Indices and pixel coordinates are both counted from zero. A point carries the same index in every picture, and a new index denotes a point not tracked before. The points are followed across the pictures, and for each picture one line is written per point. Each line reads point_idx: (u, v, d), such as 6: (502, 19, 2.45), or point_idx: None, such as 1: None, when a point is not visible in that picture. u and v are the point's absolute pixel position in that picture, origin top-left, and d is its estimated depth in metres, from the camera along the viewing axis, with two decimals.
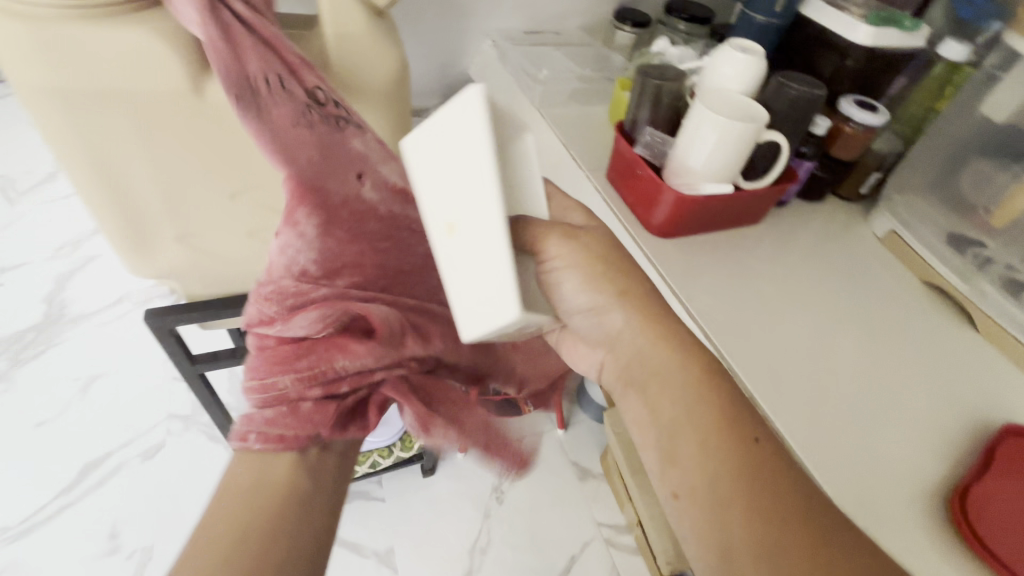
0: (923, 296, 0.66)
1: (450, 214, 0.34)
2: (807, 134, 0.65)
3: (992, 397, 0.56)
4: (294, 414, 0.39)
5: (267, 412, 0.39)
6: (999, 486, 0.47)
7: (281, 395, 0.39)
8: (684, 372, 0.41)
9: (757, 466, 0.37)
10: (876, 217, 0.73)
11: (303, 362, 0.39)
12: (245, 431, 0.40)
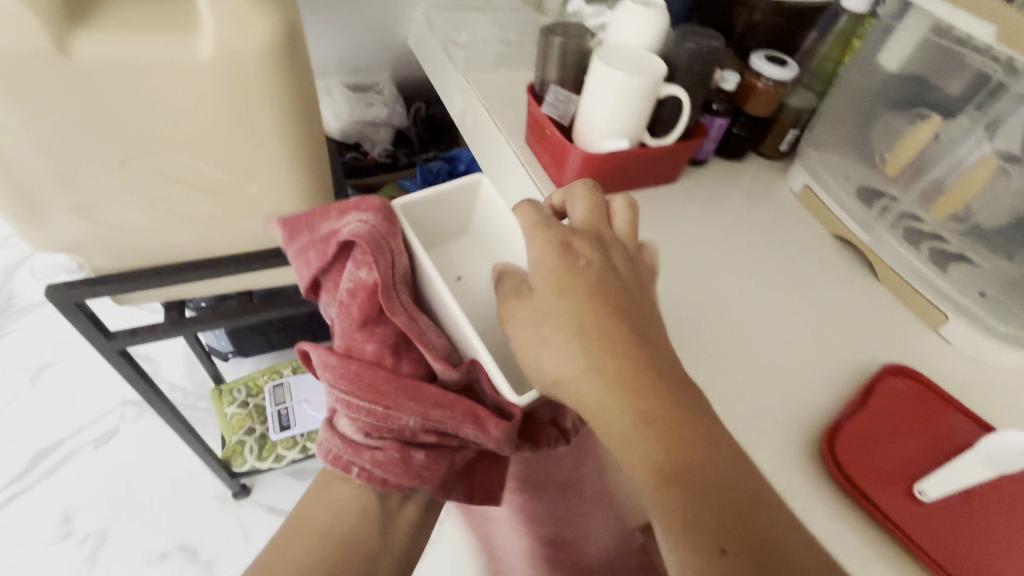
0: (832, 246, 0.67)
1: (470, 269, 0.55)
2: (717, 90, 0.66)
3: (886, 338, 0.58)
4: (406, 465, 0.45)
5: (377, 456, 0.45)
6: (872, 421, 0.47)
7: (363, 437, 0.45)
8: (629, 408, 0.37)
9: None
10: (793, 173, 0.74)
11: (433, 417, 0.44)
12: (349, 463, 0.46)
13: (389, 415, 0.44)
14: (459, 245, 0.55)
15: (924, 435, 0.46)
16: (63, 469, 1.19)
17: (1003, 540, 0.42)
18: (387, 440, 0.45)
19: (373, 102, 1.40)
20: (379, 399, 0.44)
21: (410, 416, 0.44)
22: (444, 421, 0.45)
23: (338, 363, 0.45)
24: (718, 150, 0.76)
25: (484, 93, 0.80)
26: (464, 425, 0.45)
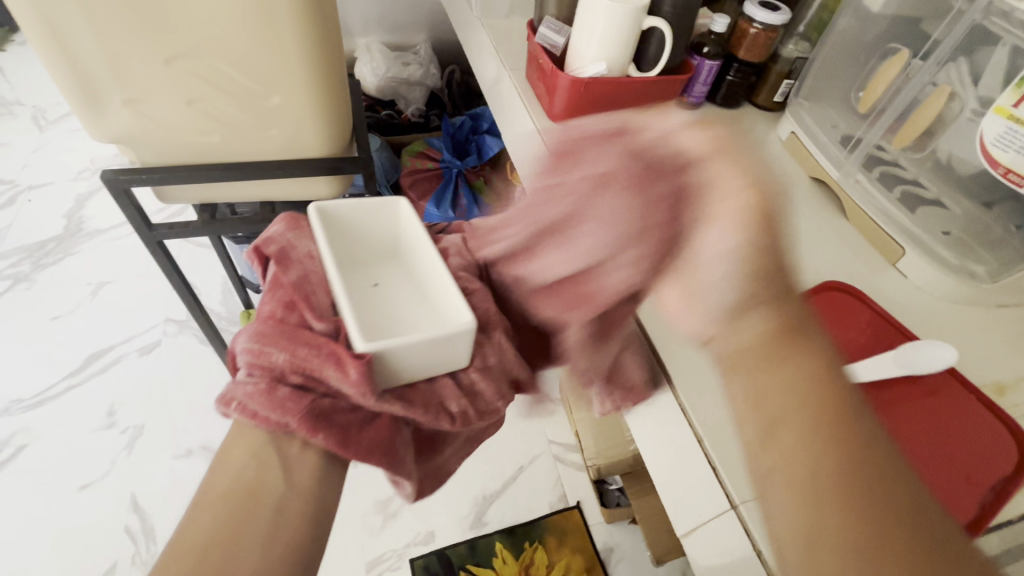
0: (808, 189, 0.69)
1: (379, 279, 0.55)
2: (708, 32, 0.70)
3: (842, 268, 0.60)
4: (271, 395, 0.40)
5: (249, 387, 0.41)
6: (803, 320, 0.52)
7: (247, 375, 0.42)
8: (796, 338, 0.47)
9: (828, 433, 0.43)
10: (782, 123, 0.75)
11: (299, 354, 0.41)
12: (228, 398, 0.41)
13: (262, 351, 0.41)
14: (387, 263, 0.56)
15: (852, 334, 0.51)
16: (111, 370, 1.34)
17: (917, 435, 0.44)
18: (262, 374, 0.41)
19: (409, 62, 1.47)
20: (257, 346, 0.42)
21: (281, 352, 0.41)
22: (307, 360, 0.41)
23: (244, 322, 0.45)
24: (712, 97, 0.79)
25: (495, 37, 0.86)
26: (327, 366, 0.42)
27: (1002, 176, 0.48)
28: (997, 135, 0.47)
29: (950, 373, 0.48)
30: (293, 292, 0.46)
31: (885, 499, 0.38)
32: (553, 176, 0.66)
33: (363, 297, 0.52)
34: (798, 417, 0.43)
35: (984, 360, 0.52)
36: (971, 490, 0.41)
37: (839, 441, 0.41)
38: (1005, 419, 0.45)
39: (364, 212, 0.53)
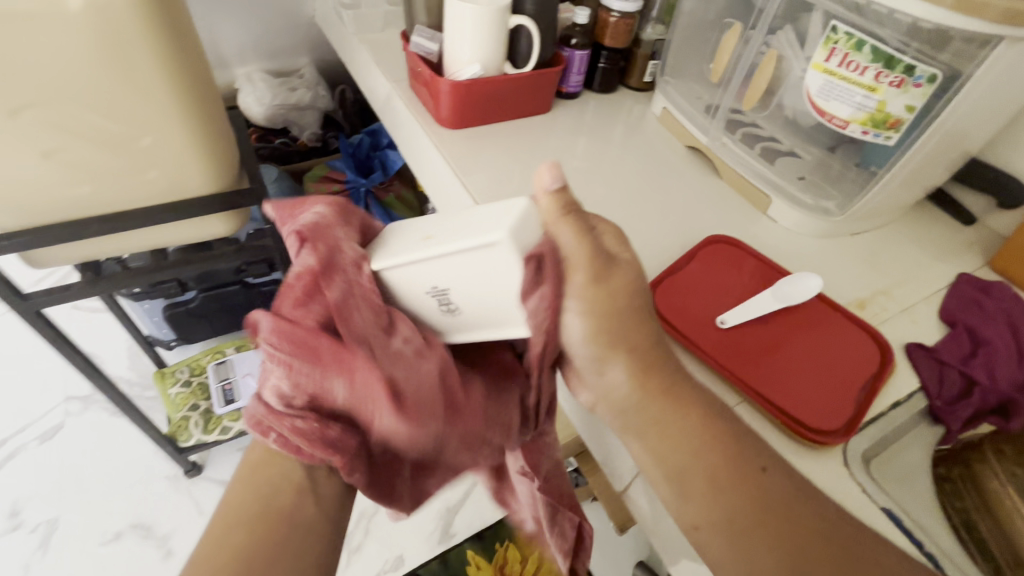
0: (685, 157, 0.76)
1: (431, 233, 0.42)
2: (572, 24, 0.75)
3: (722, 222, 0.66)
4: (321, 435, 0.42)
5: (297, 422, 0.41)
6: (693, 273, 0.57)
7: (279, 406, 0.42)
8: (691, 415, 0.43)
9: (734, 461, 0.41)
10: (654, 99, 0.82)
11: (358, 393, 0.42)
12: (268, 428, 0.42)
13: (324, 381, 0.42)
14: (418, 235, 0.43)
15: (736, 280, 0.57)
16: (8, 466, 1.19)
17: (796, 354, 0.49)
18: (308, 407, 0.42)
19: (296, 87, 1.42)
20: (310, 378, 0.42)
21: (342, 385, 0.42)
22: (370, 402, 0.43)
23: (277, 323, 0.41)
24: (589, 84, 0.84)
25: (374, 51, 0.86)
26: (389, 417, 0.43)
27: (828, 121, 0.55)
28: (818, 87, 0.54)
29: (817, 297, 0.54)
30: (333, 307, 0.42)
31: (732, 506, 0.40)
32: (450, 178, 0.68)
33: (412, 298, 0.44)
34: (685, 412, 0.43)
35: (848, 284, 0.59)
36: (846, 392, 0.47)
37: (705, 469, 0.42)
38: (866, 327, 0.52)
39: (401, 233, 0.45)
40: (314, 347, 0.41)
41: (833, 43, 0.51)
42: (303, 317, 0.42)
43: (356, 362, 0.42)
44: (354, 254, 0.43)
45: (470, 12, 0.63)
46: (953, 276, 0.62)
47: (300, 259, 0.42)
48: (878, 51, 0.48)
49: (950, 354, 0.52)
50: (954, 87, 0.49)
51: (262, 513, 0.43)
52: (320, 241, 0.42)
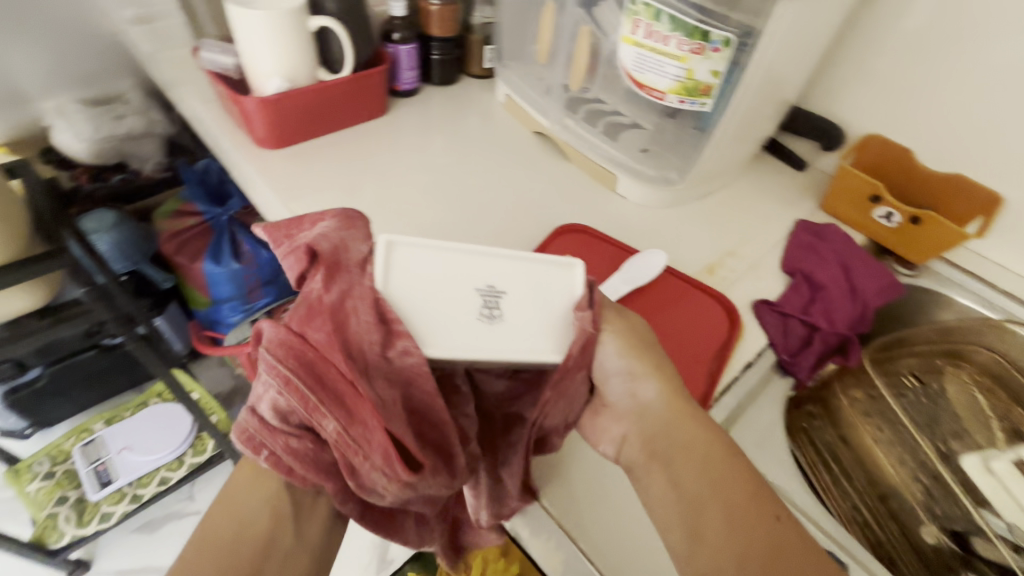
0: (535, 143, 0.73)
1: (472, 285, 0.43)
2: (390, 18, 0.69)
3: (575, 207, 0.65)
4: (313, 459, 0.41)
5: (292, 440, 0.41)
6: None
7: (282, 424, 0.41)
8: (720, 451, 0.42)
9: (759, 503, 0.39)
10: (498, 85, 0.79)
11: (355, 440, 0.39)
12: (261, 445, 0.41)
13: (317, 415, 0.40)
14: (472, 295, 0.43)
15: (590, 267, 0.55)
16: None
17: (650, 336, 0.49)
18: (301, 427, 0.41)
19: (122, 113, 1.14)
20: (319, 403, 0.40)
21: (331, 423, 0.39)
22: (361, 443, 0.39)
23: (281, 334, 0.40)
24: (427, 78, 0.79)
25: (177, 69, 0.75)
26: (374, 454, 0.39)
27: (648, 95, 0.54)
28: (633, 61, 0.53)
29: (674, 273, 0.53)
30: (328, 347, 0.39)
31: (745, 543, 0.37)
32: (278, 206, 0.61)
33: (457, 296, 0.43)
34: (710, 442, 0.42)
35: (695, 251, 0.60)
36: (700, 366, 0.47)
37: (721, 501, 0.39)
38: (717, 298, 0.52)
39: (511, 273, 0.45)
40: (313, 393, 0.40)
41: (635, 15, 0.50)
42: (314, 342, 0.40)
43: (362, 406, 0.40)
44: (360, 257, 0.42)
45: (259, 20, 0.55)
46: (791, 224, 0.65)
47: (314, 282, 0.41)
48: (673, 19, 0.48)
49: (791, 305, 0.54)
50: (750, 45, 0.48)
51: (246, 526, 0.42)
52: (339, 270, 0.42)
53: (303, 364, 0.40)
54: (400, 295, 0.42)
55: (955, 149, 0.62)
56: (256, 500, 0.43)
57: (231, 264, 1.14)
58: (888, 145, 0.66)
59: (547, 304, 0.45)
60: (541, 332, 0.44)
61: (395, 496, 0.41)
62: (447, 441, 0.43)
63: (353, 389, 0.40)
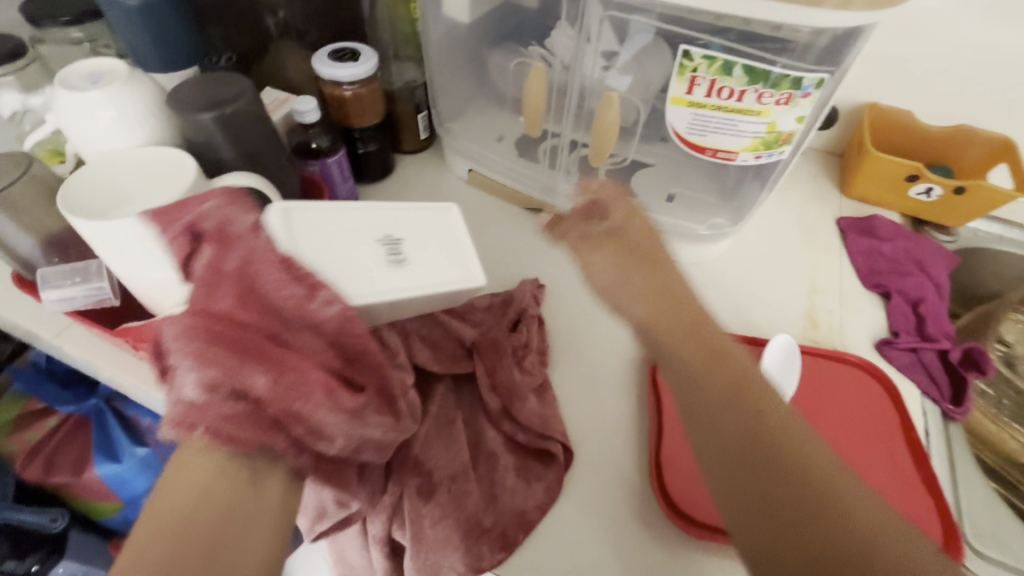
0: (529, 219, 0.59)
1: (371, 233, 0.36)
2: (301, 127, 0.49)
3: None
4: (239, 424, 0.27)
5: (226, 409, 0.27)
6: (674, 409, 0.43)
7: (211, 396, 0.27)
8: (703, 328, 0.33)
9: (745, 376, 0.31)
10: (451, 158, 0.62)
11: (293, 380, 0.29)
12: (192, 423, 0.27)
13: (242, 369, 0.27)
14: (376, 243, 0.35)
15: None
16: None
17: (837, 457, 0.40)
18: (234, 396, 0.27)
19: None
20: (232, 354, 0.28)
21: (263, 377, 0.28)
22: (298, 387, 0.29)
23: (187, 318, 0.28)
24: (359, 176, 0.59)
25: None
26: (316, 397, 0.29)
27: (711, 156, 0.43)
28: (687, 123, 0.41)
29: (818, 356, 0.46)
30: (259, 314, 0.30)
31: (729, 426, 0.29)
32: None
33: (354, 245, 0.34)
34: (693, 320, 0.33)
35: (778, 300, 0.52)
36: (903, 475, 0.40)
37: (713, 386, 0.31)
38: (875, 373, 0.45)
39: (404, 216, 0.38)
40: (232, 361, 0.27)
41: (691, 71, 0.38)
42: (229, 307, 0.29)
43: (285, 368, 0.29)
44: (249, 220, 0.31)
45: (141, 230, 0.33)
46: (834, 225, 0.59)
47: (199, 256, 0.31)
48: (753, 70, 0.36)
49: (907, 332, 0.49)
50: (833, 84, 0.39)
51: (194, 507, 0.26)
52: (223, 232, 0.31)
53: (211, 329, 0.28)
54: (310, 248, 0.32)
55: (955, 100, 0.60)
56: (201, 479, 0.27)
57: (138, 450, 0.66)
58: (893, 113, 0.62)
59: (451, 240, 0.40)
60: (463, 263, 0.38)
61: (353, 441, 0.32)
62: (391, 385, 0.34)
63: (279, 336, 0.30)
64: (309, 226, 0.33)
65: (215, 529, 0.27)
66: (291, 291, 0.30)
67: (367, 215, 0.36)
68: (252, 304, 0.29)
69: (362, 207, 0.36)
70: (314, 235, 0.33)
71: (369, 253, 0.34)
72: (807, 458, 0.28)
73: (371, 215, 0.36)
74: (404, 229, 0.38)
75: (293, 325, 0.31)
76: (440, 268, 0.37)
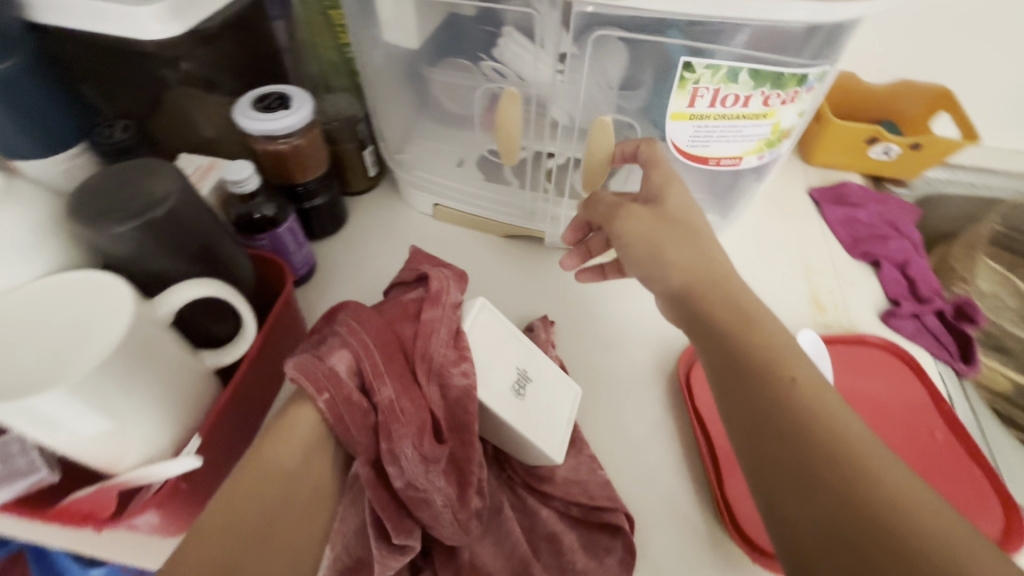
0: (509, 247, 0.54)
1: (511, 360, 0.38)
2: (240, 197, 0.41)
3: (633, 310, 0.49)
4: (344, 416, 0.31)
5: (353, 394, 0.32)
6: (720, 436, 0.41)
7: (350, 379, 0.32)
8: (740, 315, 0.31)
9: (788, 361, 0.29)
10: (411, 194, 0.56)
11: (408, 409, 0.32)
12: (320, 386, 0.30)
13: (379, 377, 0.32)
14: (512, 372, 0.37)
15: None
16: None
17: None
18: (361, 392, 0.32)
19: None
20: (384, 361, 0.33)
21: (388, 388, 0.32)
22: (402, 416, 0.32)
23: (368, 315, 0.34)
24: (310, 234, 0.52)
25: None
26: (406, 430, 0.32)
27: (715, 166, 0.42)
28: (689, 136, 0.39)
29: (842, 343, 0.46)
30: (421, 345, 0.34)
31: (763, 418, 0.28)
32: None
33: (495, 365, 0.37)
34: (730, 308, 0.32)
35: (780, 288, 0.51)
36: (947, 455, 0.41)
37: (754, 367, 0.29)
38: (894, 352, 0.46)
39: (543, 367, 0.39)
40: (376, 359, 0.32)
41: (694, 83, 0.36)
42: (412, 329, 0.35)
43: (403, 399, 0.32)
44: (457, 297, 0.38)
45: (66, 400, 0.26)
46: (808, 196, 0.59)
47: (415, 292, 0.38)
48: (760, 74, 0.35)
49: (903, 298, 0.50)
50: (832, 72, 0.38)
51: (285, 469, 0.30)
52: (437, 300, 0.36)
53: (390, 339, 0.34)
54: (474, 336, 0.37)
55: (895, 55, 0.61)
56: (303, 448, 0.31)
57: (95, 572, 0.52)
58: (845, 74, 0.62)
59: (567, 411, 0.39)
60: (557, 429, 0.38)
61: (426, 487, 0.32)
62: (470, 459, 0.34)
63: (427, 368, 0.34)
64: (494, 331, 0.38)
65: (291, 492, 0.30)
66: (438, 346, 0.34)
67: (518, 347, 0.39)
68: (430, 348, 0.34)
69: (527, 342, 0.40)
70: (481, 344, 0.37)
71: (502, 366, 0.37)
72: (864, 456, 0.26)
73: (525, 356, 0.39)
74: (535, 374, 0.39)
75: (435, 370, 0.34)
76: (535, 416, 0.37)
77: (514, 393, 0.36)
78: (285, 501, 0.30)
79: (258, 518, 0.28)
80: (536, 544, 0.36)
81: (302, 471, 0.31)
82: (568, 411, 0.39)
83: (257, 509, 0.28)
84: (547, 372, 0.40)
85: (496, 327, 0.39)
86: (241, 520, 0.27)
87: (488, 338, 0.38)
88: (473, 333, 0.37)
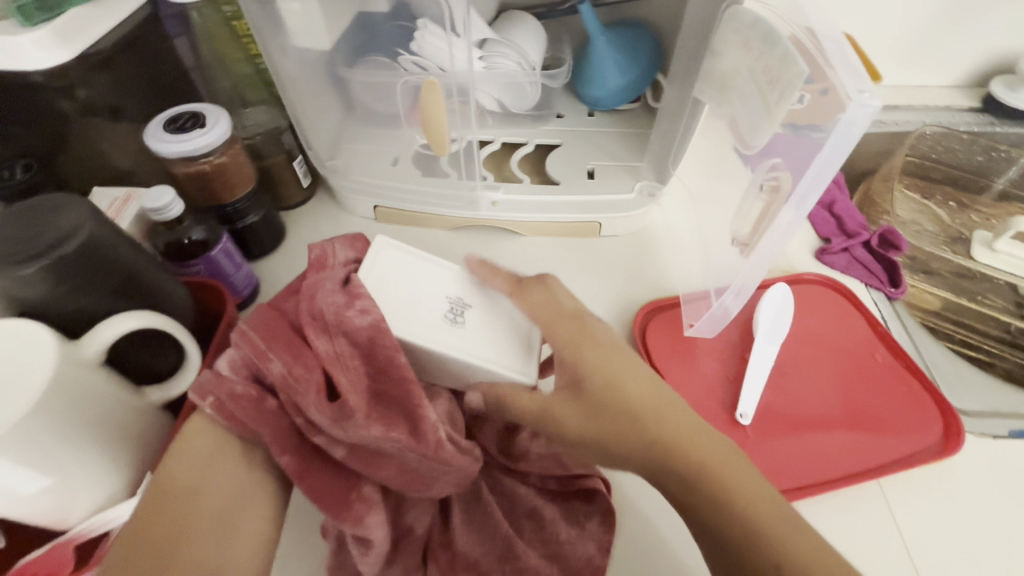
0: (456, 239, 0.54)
1: (438, 291, 0.37)
2: (165, 223, 0.39)
3: (588, 284, 0.50)
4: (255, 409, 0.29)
5: (239, 387, 0.30)
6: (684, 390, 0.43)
7: (235, 374, 0.30)
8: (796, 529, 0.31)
9: None
10: (349, 200, 0.54)
11: (301, 374, 0.30)
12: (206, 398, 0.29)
13: (266, 354, 0.30)
14: (442, 301, 0.36)
15: (712, 348, 0.45)
16: None
17: (835, 382, 0.43)
18: (261, 383, 0.30)
19: None
20: (265, 340, 0.30)
21: (277, 365, 0.30)
22: (301, 381, 0.30)
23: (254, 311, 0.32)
24: (248, 253, 0.50)
25: None
26: (307, 395, 0.29)
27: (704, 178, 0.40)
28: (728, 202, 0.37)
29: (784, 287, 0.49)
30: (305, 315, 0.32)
31: None
32: None
33: (419, 299, 0.36)
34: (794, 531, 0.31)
35: None
36: (890, 373, 0.44)
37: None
38: (832, 287, 0.49)
39: (483, 298, 0.38)
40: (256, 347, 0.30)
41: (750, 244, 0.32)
42: (297, 309, 0.33)
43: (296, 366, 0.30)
44: None
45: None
46: None
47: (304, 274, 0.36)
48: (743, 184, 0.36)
49: (835, 234, 0.53)
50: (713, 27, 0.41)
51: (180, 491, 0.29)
52: (319, 271, 0.34)
53: (281, 319, 0.32)
54: (382, 279, 0.36)
55: None
56: (192, 463, 0.29)
57: None
58: None
59: (520, 336, 0.37)
60: (512, 357, 0.36)
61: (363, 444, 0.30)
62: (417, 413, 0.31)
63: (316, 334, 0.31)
64: (405, 267, 0.37)
65: (194, 510, 0.28)
66: (325, 301, 0.32)
67: (445, 276, 0.38)
68: (316, 316, 0.32)
69: (455, 269, 0.38)
70: (394, 287, 0.36)
71: (422, 297, 0.36)
72: None
73: (457, 283, 0.38)
74: (476, 303, 0.37)
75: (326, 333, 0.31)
76: (479, 343, 0.35)
77: (449, 325, 0.35)
78: (185, 521, 0.28)
79: (153, 546, 0.27)
80: (517, 523, 0.36)
81: (201, 489, 0.29)
82: (519, 336, 0.37)
83: (149, 536, 0.27)
84: (491, 299, 0.38)
85: (412, 263, 0.38)
86: (132, 553, 0.27)
87: (403, 278, 0.36)
88: (380, 277, 0.36)
